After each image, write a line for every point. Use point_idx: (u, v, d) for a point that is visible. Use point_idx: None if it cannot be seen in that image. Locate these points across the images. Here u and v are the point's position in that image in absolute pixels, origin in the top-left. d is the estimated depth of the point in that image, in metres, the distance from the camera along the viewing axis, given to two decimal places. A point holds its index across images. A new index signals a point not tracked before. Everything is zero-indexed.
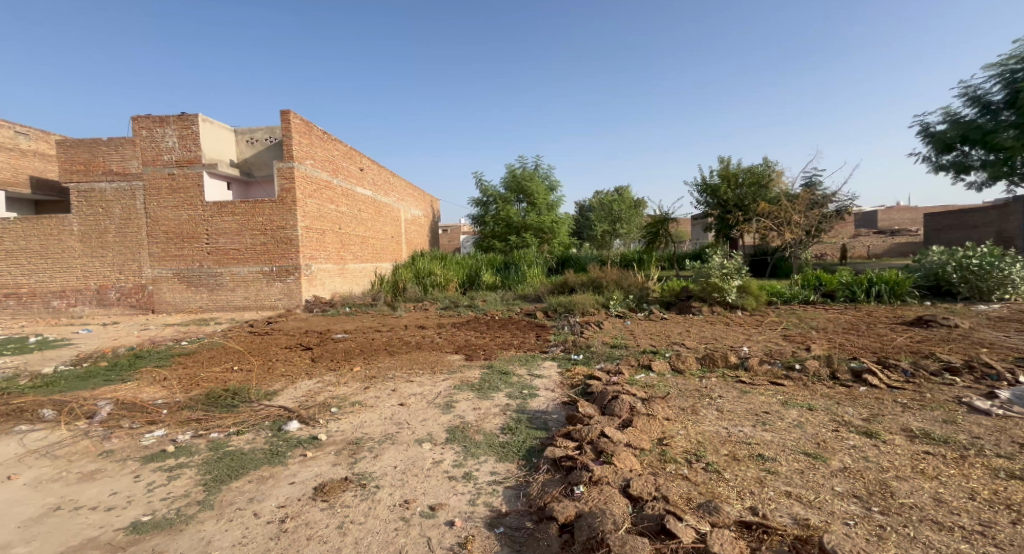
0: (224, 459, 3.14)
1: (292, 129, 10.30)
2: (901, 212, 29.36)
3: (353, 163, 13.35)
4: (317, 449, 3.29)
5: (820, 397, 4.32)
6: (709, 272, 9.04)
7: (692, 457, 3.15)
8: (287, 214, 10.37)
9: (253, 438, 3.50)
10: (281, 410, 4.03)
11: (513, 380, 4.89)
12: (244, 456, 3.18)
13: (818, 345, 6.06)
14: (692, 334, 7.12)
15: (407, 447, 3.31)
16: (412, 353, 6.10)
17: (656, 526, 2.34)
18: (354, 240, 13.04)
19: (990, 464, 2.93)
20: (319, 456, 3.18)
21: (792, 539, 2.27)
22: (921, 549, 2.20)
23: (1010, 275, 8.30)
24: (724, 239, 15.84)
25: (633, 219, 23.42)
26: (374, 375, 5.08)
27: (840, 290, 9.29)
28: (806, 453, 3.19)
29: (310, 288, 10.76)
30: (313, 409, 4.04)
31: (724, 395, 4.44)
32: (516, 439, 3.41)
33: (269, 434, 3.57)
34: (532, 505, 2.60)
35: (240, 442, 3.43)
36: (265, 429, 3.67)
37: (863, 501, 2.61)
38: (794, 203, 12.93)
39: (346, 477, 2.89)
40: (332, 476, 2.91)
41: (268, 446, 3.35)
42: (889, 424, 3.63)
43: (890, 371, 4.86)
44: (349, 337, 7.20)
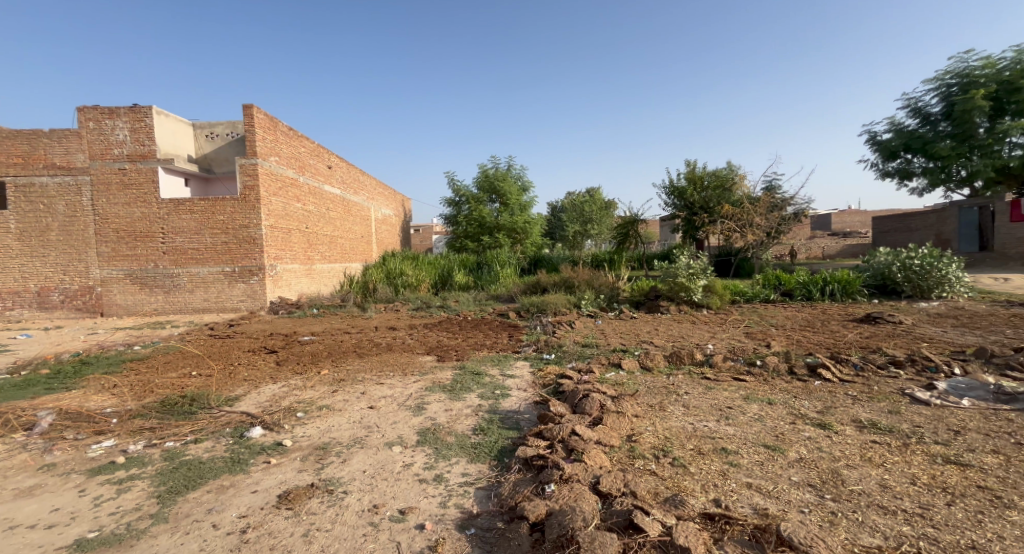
0: (180, 469, 3.02)
1: (255, 125, 9.98)
2: (852, 215, 30.99)
3: (320, 160, 13.04)
4: (282, 455, 3.21)
5: (779, 391, 4.52)
6: (676, 272, 9.30)
7: (660, 452, 3.24)
8: (250, 213, 10.04)
9: (212, 446, 3.38)
10: (243, 416, 3.91)
11: (485, 380, 4.90)
12: (202, 465, 3.07)
13: (777, 342, 6.33)
14: (661, 333, 7.30)
15: (376, 451, 3.27)
16: (382, 355, 6.02)
17: (624, 521, 2.39)
18: (322, 240, 12.74)
19: (930, 451, 3.15)
20: (283, 463, 3.11)
21: (752, 528, 2.37)
22: (869, 532, 2.34)
23: (947, 274, 8.92)
24: (691, 240, 16.31)
25: (604, 220, 23.85)
26: (342, 378, 4.98)
27: (797, 289, 9.72)
28: (766, 445, 3.34)
29: (275, 289, 10.44)
30: (278, 414, 3.93)
31: (690, 391, 4.58)
32: (488, 440, 3.41)
33: (229, 441, 3.46)
34: (503, 506, 2.62)
35: (198, 451, 3.31)
36: (225, 436, 3.55)
37: (817, 489, 2.75)
38: (756, 205, 13.45)
39: (313, 484, 2.83)
40: (298, 483, 2.84)
41: (229, 454, 3.24)
42: (841, 416, 3.84)
43: (843, 364, 5.14)
44: (317, 339, 7.04)
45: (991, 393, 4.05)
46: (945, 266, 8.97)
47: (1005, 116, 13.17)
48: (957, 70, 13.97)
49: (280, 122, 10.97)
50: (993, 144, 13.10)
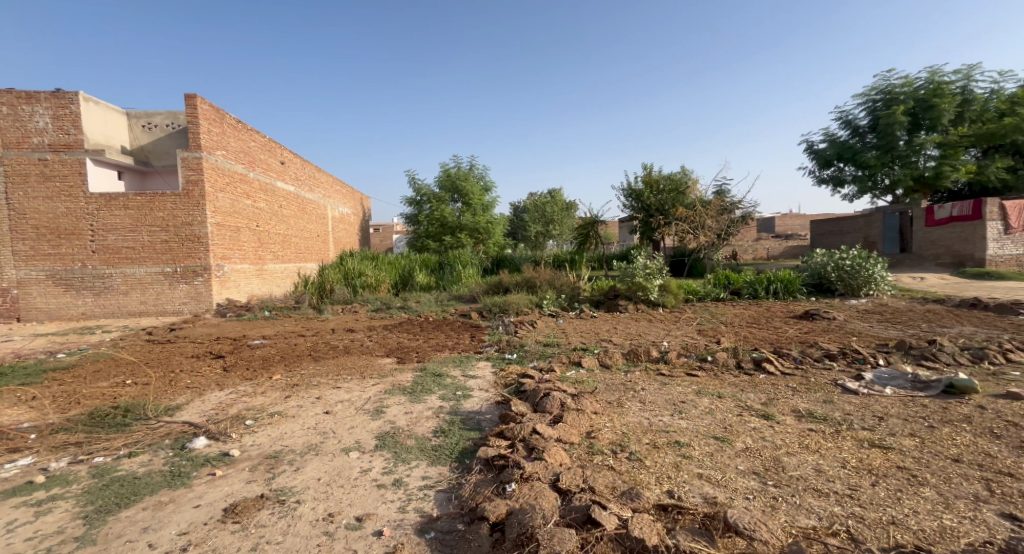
0: (111, 486, 2.84)
1: (199, 116, 9.47)
2: (794, 219, 32.96)
3: (272, 156, 12.52)
4: (228, 467, 3.09)
5: (727, 385, 4.77)
6: (634, 272, 9.59)
7: (617, 447, 3.35)
8: (194, 210, 9.52)
9: (148, 460, 3.20)
10: (185, 426, 3.72)
11: (447, 381, 4.89)
12: (137, 481, 2.91)
13: (726, 338, 6.67)
14: (619, 331, 7.52)
15: (333, 457, 3.20)
16: (339, 358, 5.87)
17: (582, 516, 2.46)
18: (274, 239, 12.24)
19: (859, 436, 3.42)
20: (229, 475, 2.98)
21: (702, 517, 2.50)
22: (806, 514, 2.52)
23: (874, 273, 9.68)
24: (648, 241, 16.84)
25: (565, 221, 24.26)
26: (296, 383, 4.83)
27: (745, 288, 10.24)
28: (715, 436, 3.52)
29: (222, 290, 9.94)
30: (224, 422, 3.77)
31: (646, 387, 4.75)
32: (448, 442, 3.41)
33: (169, 454, 3.28)
34: (464, 507, 2.63)
35: (132, 466, 3.12)
36: (164, 449, 3.36)
37: (761, 476, 2.93)
38: (707, 208, 14.07)
39: (262, 495, 2.74)
40: (246, 495, 2.74)
41: (168, 468, 3.08)
42: (782, 406, 4.10)
43: (783, 358, 5.49)
44: (268, 343, 6.78)
45: (909, 381, 4.45)
46: (871, 266, 9.73)
47: (921, 130, 14.43)
48: (881, 87, 15.20)
49: (228, 114, 10.47)
50: (911, 155, 14.33)
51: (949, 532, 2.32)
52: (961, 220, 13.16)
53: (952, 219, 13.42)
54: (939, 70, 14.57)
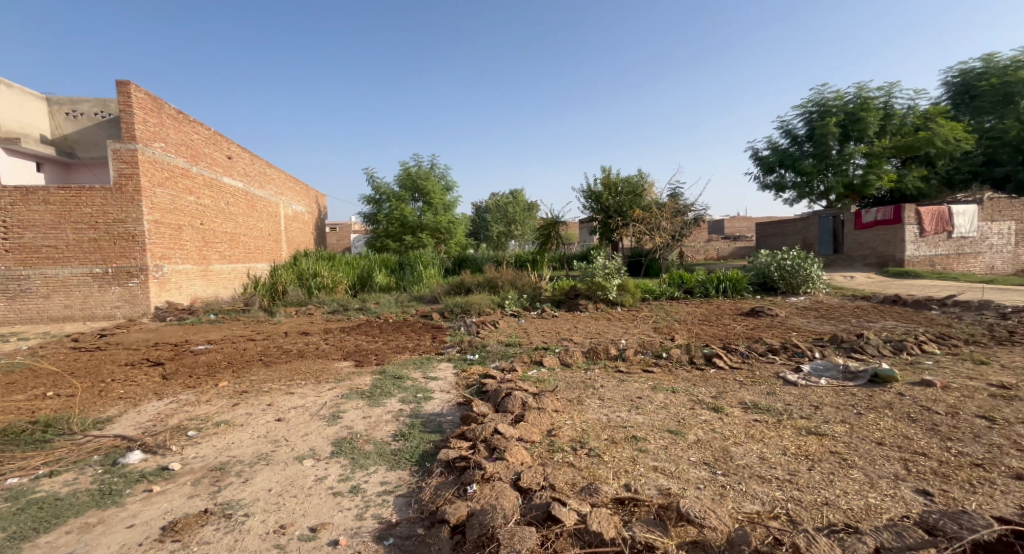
0: (31, 509, 2.64)
1: (133, 105, 8.90)
2: (743, 221, 34.69)
3: (218, 150, 11.92)
4: (167, 482, 2.93)
5: (681, 380, 4.97)
6: (593, 272, 9.81)
7: (577, 444, 3.44)
8: (128, 207, 8.93)
9: (74, 479, 2.99)
10: (117, 440, 3.50)
11: (407, 384, 4.84)
12: (61, 502, 2.71)
13: (680, 335, 6.95)
14: (579, 330, 7.68)
15: (285, 467, 3.10)
16: (293, 363, 5.68)
17: (542, 514, 2.51)
18: (220, 238, 11.66)
19: (798, 425, 3.67)
20: (169, 490, 2.84)
21: (657, 508, 2.61)
22: (751, 501, 2.68)
23: (811, 273, 10.35)
24: (607, 241, 17.24)
25: (527, 221, 24.49)
26: (245, 390, 4.63)
27: (698, 287, 10.69)
28: (670, 430, 3.68)
29: (162, 293, 9.37)
30: (164, 435, 3.57)
31: (605, 384, 4.89)
32: (408, 445, 3.38)
33: (98, 471, 3.08)
34: (424, 511, 2.62)
35: (55, 486, 2.91)
36: (92, 466, 3.15)
37: (711, 466, 3.09)
38: (662, 210, 14.57)
39: (206, 510, 2.62)
40: (188, 511, 2.62)
41: (98, 486, 2.90)
42: (730, 399, 4.33)
43: (732, 353, 5.79)
44: (214, 348, 6.46)
45: (841, 371, 4.82)
46: (810, 267, 10.40)
47: (851, 141, 15.57)
48: (816, 100, 16.28)
49: (167, 105, 9.90)
50: (843, 164, 15.42)
51: (875, 510, 2.53)
52: (884, 224, 14.26)
53: (877, 222, 14.52)
54: (866, 86, 15.77)
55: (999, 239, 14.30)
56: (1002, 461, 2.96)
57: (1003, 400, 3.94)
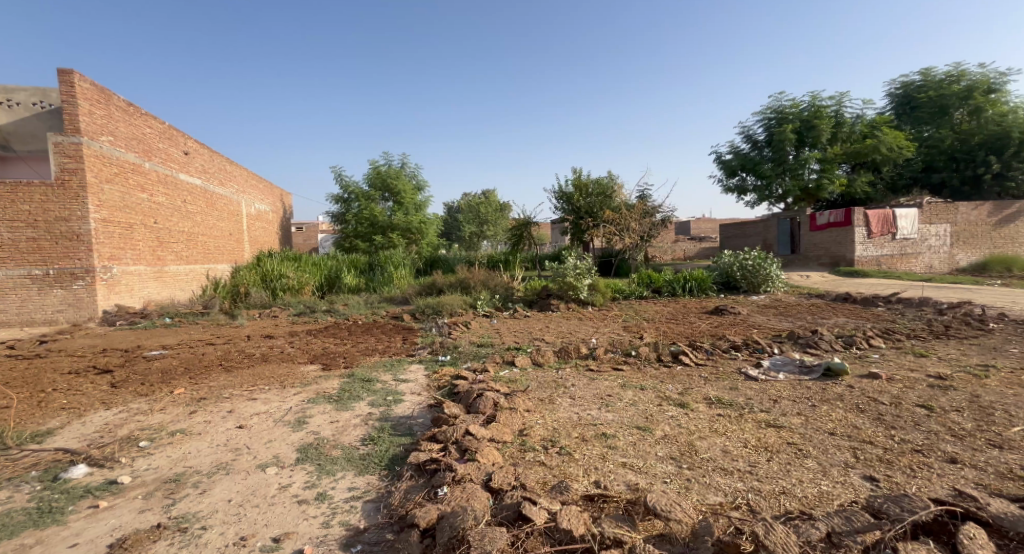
0: None
1: (78, 95, 8.43)
2: (708, 222, 35.81)
3: (173, 145, 11.41)
4: (116, 496, 2.79)
5: (649, 378, 5.10)
6: (565, 272, 9.90)
7: (548, 443, 3.47)
8: (72, 204, 8.45)
9: (10, 497, 2.81)
10: (59, 454, 3.31)
11: (376, 387, 4.77)
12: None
13: (649, 334, 7.11)
14: (551, 329, 7.75)
15: (247, 476, 3.01)
16: (256, 367, 5.50)
17: (513, 514, 2.53)
18: (176, 238, 11.17)
19: (758, 418, 3.82)
20: (117, 505, 2.71)
21: (625, 503, 2.67)
22: (714, 493, 2.78)
23: (771, 272, 10.78)
24: (578, 242, 17.44)
25: (499, 221, 24.54)
26: (203, 397, 4.46)
27: (665, 287, 10.96)
28: (638, 426, 3.77)
29: (111, 296, 8.90)
30: (112, 446, 3.40)
31: (576, 383, 4.96)
32: (378, 450, 3.34)
33: (38, 487, 2.91)
34: (393, 516, 2.60)
35: None
36: (31, 482, 2.97)
37: (677, 461, 3.18)
38: (632, 212, 14.87)
39: (159, 524, 2.51)
40: (139, 527, 2.50)
41: (37, 503, 2.73)
42: (696, 395, 4.47)
43: (697, 350, 5.97)
44: (169, 354, 6.18)
45: (797, 366, 5.06)
46: (769, 266, 10.83)
47: (806, 147, 16.30)
48: (774, 107, 16.96)
49: (115, 96, 9.42)
50: (799, 168, 16.15)
51: (827, 497, 2.67)
52: (836, 225, 15.02)
53: (830, 224, 15.26)
54: (820, 94, 16.54)
55: (937, 241, 15.19)
56: (938, 447, 3.17)
57: (940, 390, 4.22)
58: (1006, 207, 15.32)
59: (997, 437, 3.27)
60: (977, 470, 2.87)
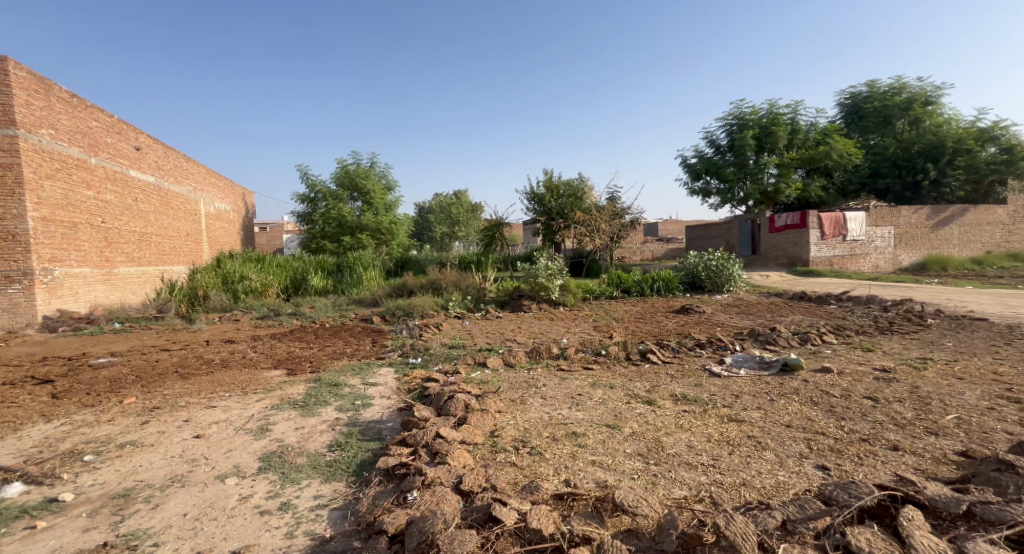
0: None
1: (13, 84, 7.91)
2: (675, 224, 36.77)
3: (122, 140, 10.85)
4: (57, 515, 2.64)
5: (618, 376, 5.20)
6: (536, 273, 9.96)
7: (519, 444, 3.49)
8: (7, 202, 7.92)
9: None
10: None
11: (344, 391, 4.67)
12: None
13: (618, 333, 7.25)
14: (523, 330, 7.79)
15: (204, 488, 2.90)
16: (215, 374, 5.30)
17: (483, 516, 2.53)
18: (126, 238, 10.63)
19: (722, 413, 3.95)
20: (58, 525, 2.56)
21: (594, 500, 2.71)
22: (679, 487, 2.86)
23: (733, 272, 11.17)
24: (550, 243, 17.58)
25: (470, 222, 24.49)
26: (156, 406, 4.26)
27: (634, 287, 11.19)
28: (607, 424, 3.84)
29: (52, 300, 8.38)
30: (53, 462, 3.21)
31: (547, 383, 5.00)
32: (345, 456, 3.28)
33: None
34: (360, 523, 2.55)
35: None
36: None
37: (645, 457, 3.26)
38: (602, 213, 15.10)
39: (107, 543, 2.39)
40: (83, 546, 2.37)
41: None
42: (663, 392, 4.58)
43: (664, 348, 6.13)
44: (119, 361, 5.87)
45: (757, 362, 5.27)
46: (732, 267, 11.21)
47: (765, 152, 16.97)
48: (735, 113, 17.58)
49: (56, 86, 8.89)
50: (759, 173, 16.82)
51: (784, 487, 2.79)
52: (794, 228, 15.70)
53: (788, 227, 15.93)
54: (777, 102, 17.26)
55: (882, 243, 16.08)
56: (883, 435, 3.37)
57: (884, 382, 4.48)
58: (942, 210, 16.38)
59: (935, 424, 3.50)
60: (917, 456, 3.06)
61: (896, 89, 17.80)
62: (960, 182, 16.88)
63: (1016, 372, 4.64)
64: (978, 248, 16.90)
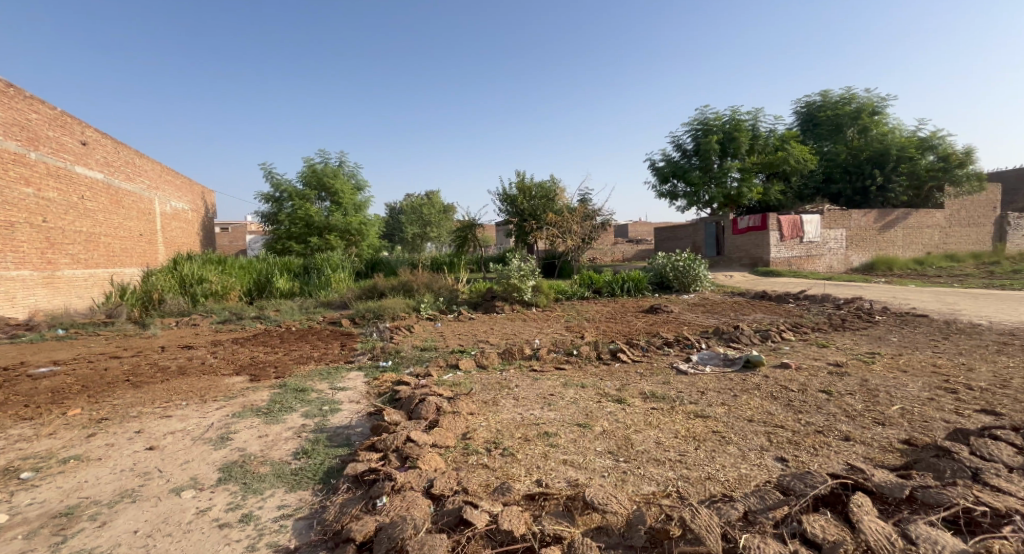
0: None
1: None
2: (644, 226, 37.57)
3: (66, 134, 10.24)
4: None
5: (589, 375, 5.26)
6: (509, 274, 9.98)
7: (492, 445, 3.49)
8: None
9: None
10: None
11: (311, 397, 4.55)
12: None
13: (589, 333, 7.34)
14: (495, 331, 7.78)
15: (158, 502, 2.77)
16: (171, 381, 5.07)
17: (454, 519, 2.52)
18: (71, 238, 10.04)
19: (688, 410, 4.06)
20: None
21: (565, 500, 2.74)
22: (648, 482, 2.92)
23: (700, 273, 11.50)
24: (523, 244, 17.64)
25: (442, 223, 24.32)
26: (104, 418, 4.04)
27: (605, 287, 11.35)
28: (578, 423, 3.88)
29: None
30: None
31: (520, 384, 5.01)
32: (311, 463, 3.19)
33: None
34: (327, 532, 2.49)
35: None
36: None
37: (615, 455, 3.31)
38: (573, 215, 15.26)
39: None
40: None
41: None
42: (633, 390, 4.67)
43: (634, 347, 6.25)
44: (63, 371, 5.53)
45: (721, 359, 5.44)
46: (698, 267, 11.53)
47: (729, 157, 17.56)
48: (700, 118, 18.11)
49: None
50: (722, 177, 17.40)
51: (746, 479, 2.89)
52: (755, 230, 16.30)
53: (750, 229, 16.52)
54: (739, 109, 17.89)
55: (835, 244, 16.88)
56: (836, 426, 3.54)
57: (837, 376, 4.71)
58: (888, 214, 17.36)
59: (882, 415, 3.70)
60: (867, 445, 3.23)
61: (847, 100, 18.79)
62: (904, 187, 17.94)
63: (953, 364, 4.97)
64: (921, 249, 17.97)
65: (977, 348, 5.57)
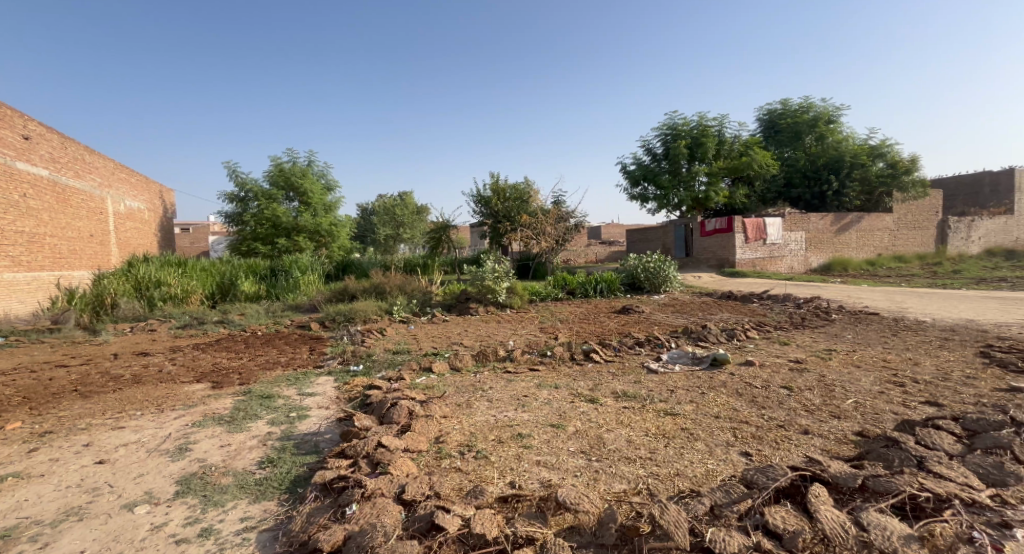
0: None
1: None
2: (617, 228, 38.16)
3: (6, 128, 9.63)
4: None
5: (563, 376, 5.30)
6: (483, 276, 9.95)
7: (465, 448, 3.46)
8: None
9: None
10: None
11: (278, 403, 4.41)
12: None
13: (563, 334, 7.39)
14: (469, 333, 7.74)
15: (109, 519, 2.62)
16: (126, 390, 4.82)
17: (426, 525, 2.48)
18: (11, 239, 9.44)
19: (658, 408, 4.13)
20: None
21: (538, 501, 2.74)
22: (619, 481, 2.96)
23: (670, 274, 11.76)
24: (497, 246, 17.63)
25: (415, 225, 24.06)
26: (49, 431, 3.80)
27: (579, 288, 11.45)
28: (552, 424, 3.89)
29: None
30: None
31: (493, 385, 4.99)
32: (277, 472, 3.09)
33: None
34: (293, 543, 2.41)
35: None
36: None
37: (587, 454, 3.34)
38: (547, 216, 15.34)
39: None
40: None
41: None
42: (605, 390, 4.72)
43: (606, 347, 6.33)
44: (2, 382, 5.17)
45: (690, 358, 5.57)
46: (668, 268, 11.80)
47: (697, 161, 18.07)
48: (669, 123, 18.55)
49: None
50: (691, 181, 17.88)
51: (713, 474, 2.97)
52: (722, 232, 16.80)
53: (716, 231, 17.00)
54: (706, 114, 18.42)
55: (796, 246, 17.56)
56: (796, 420, 3.68)
57: (798, 372, 4.90)
58: (843, 218, 18.17)
59: (837, 408, 3.88)
60: (825, 438, 3.37)
61: (805, 108, 19.64)
62: (857, 192, 18.87)
63: (902, 358, 5.25)
64: (873, 251, 18.89)
65: (923, 344, 5.90)
